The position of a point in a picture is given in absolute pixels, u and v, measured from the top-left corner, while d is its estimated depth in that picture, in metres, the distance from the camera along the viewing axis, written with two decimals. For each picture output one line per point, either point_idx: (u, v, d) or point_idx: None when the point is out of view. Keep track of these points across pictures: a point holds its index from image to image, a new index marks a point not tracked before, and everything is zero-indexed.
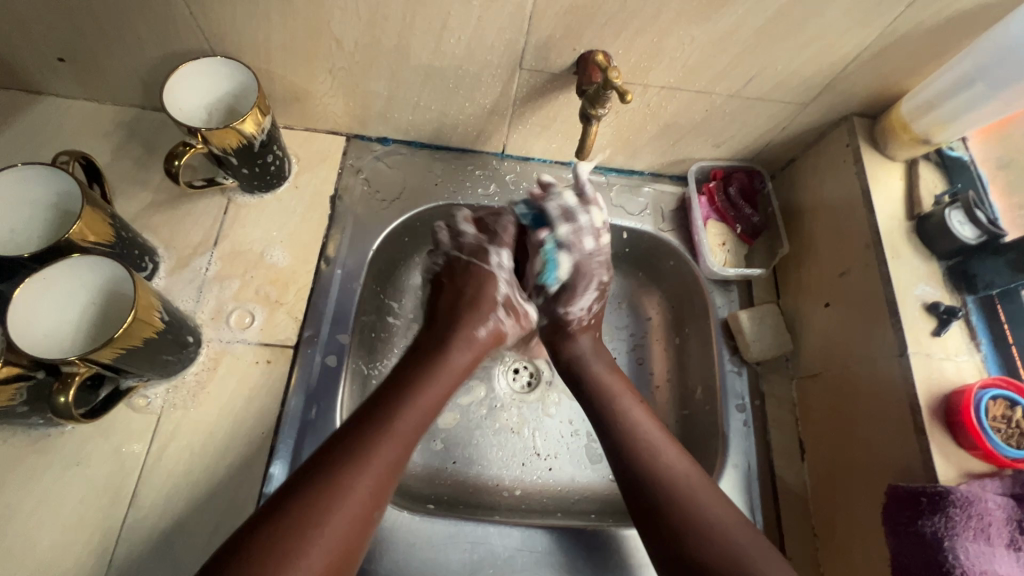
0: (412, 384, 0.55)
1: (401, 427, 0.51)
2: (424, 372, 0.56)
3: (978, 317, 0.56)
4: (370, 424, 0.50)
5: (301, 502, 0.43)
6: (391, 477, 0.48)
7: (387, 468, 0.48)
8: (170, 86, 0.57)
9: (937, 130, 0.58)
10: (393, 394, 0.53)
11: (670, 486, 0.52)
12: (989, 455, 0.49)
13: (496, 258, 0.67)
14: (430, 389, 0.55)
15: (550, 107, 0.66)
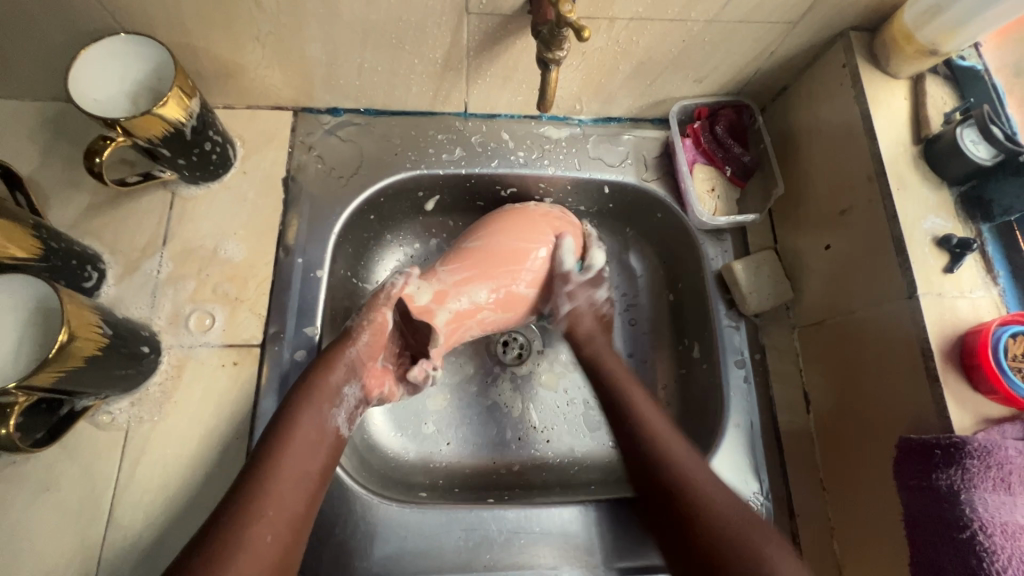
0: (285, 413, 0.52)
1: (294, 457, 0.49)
2: (309, 383, 0.53)
3: (994, 247, 0.51)
4: (264, 463, 0.49)
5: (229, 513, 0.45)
6: (306, 502, 0.49)
7: (280, 502, 0.47)
8: (76, 74, 0.51)
9: (945, 38, 0.51)
10: (278, 426, 0.51)
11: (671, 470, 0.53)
12: (1008, 399, 0.45)
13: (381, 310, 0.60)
14: (311, 405, 0.52)
15: (509, 55, 0.59)
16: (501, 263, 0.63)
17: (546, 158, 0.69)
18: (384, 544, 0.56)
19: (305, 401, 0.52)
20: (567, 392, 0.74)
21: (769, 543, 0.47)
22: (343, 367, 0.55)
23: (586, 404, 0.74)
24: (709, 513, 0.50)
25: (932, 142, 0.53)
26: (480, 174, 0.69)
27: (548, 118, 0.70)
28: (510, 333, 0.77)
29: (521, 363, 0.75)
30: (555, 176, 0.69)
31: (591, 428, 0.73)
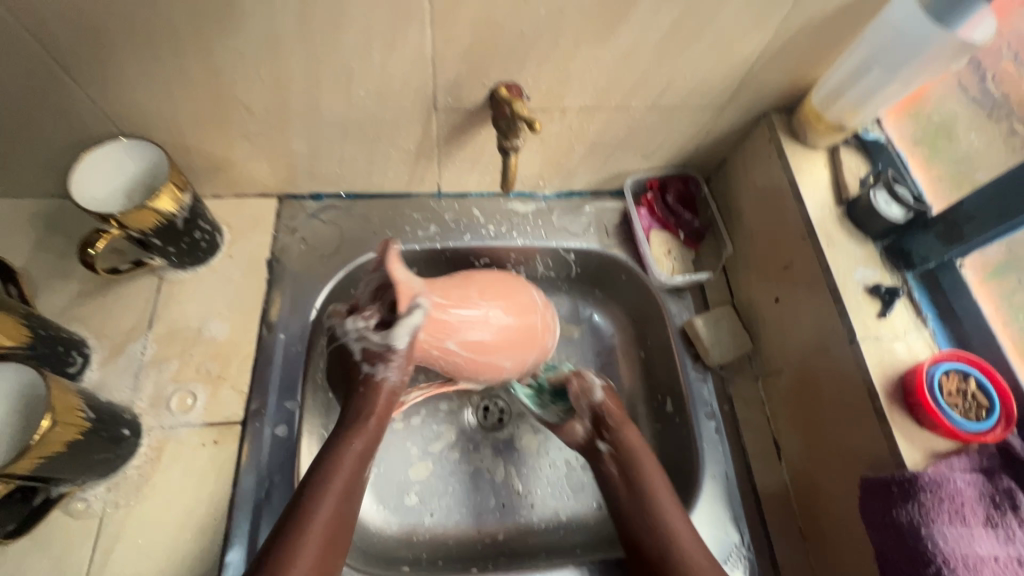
0: (317, 466, 0.54)
1: (329, 504, 0.52)
2: (342, 437, 0.57)
3: (920, 293, 0.56)
4: (312, 479, 0.53)
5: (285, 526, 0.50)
6: (343, 514, 0.53)
7: (323, 546, 0.50)
8: (76, 174, 0.55)
9: (848, 116, 0.59)
10: (312, 477, 0.53)
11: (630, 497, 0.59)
12: (951, 433, 0.48)
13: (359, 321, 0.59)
14: (346, 460, 0.55)
15: (475, 143, 0.66)
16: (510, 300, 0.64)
17: (515, 230, 0.75)
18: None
19: (337, 457, 0.55)
20: (548, 455, 0.75)
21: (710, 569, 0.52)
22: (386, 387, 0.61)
23: (568, 466, 0.74)
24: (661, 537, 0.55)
25: (852, 204, 0.59)
26: (455, 248, 0.74)
27: (516, 194, 0.77)
28: (490, 399, 0.78)
29: (502, 429, 0.76)
30: (524, 247, 0.74)
31: (574, 490, 0.73)
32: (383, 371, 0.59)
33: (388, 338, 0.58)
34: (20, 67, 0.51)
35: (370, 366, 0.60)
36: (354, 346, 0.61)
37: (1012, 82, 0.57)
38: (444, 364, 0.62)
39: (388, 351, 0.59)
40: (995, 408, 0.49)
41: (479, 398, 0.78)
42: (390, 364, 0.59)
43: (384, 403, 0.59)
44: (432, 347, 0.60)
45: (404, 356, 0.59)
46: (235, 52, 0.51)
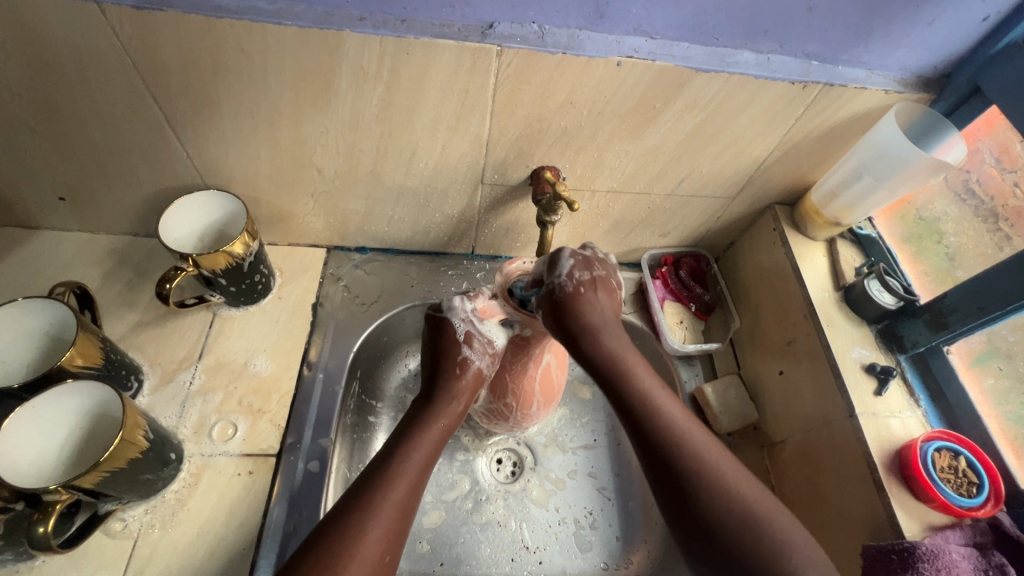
0: (383, 472, 0.52)
1: (392, 503, 0.50)
2: (409, 442, 0.55)
3: (913, 374, 0.62)
4: (364, 500, 0.49)
5: (326, 545, 0.46)
6: (391, 552, 0.48)
7: (382, 545, 0.48)
8: (165, 218, 0.63)
9: (844, 213, 0.68)
10: (377, 476, 0.51)
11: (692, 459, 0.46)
12: (945, 507, 0.52)
13: (461, 323, 0.62)
14: (410, 470, 0.52)
15: (512, 213, 0.74)
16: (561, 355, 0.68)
17: None
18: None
19: (404, 459, 0.53)
20: (558, 511, 0.77)
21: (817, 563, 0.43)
22: (451, 413, 0.58)
23: (577, 524, 0.76)
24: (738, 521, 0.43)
25: (849, 290, 0.66)
26: None
27: None
28: (503, 452, 0.81)
29: (513, 481, 0.79)
30: None
31: (582, 549, 0.75)
32: (474, 356, 0.61)
33: (492, 331, 0.63)
34: (135, 126, 0.59)
35: (467, 348, 0.61)
36: (459, 325, 0.61)
37: (998, 187, 0.64)
38: (511, 362, 0.64)
39: (489, 343, 0.62)
40: (983, 487, 0.53)
41: (494, 450, 0.81)
42: (488, 353, 0.62)
43: (467, 384, 0.60)
44: (520, 333, 0.62)
45: (497, 351, 0.63)
46: (322, 126, 0.60)
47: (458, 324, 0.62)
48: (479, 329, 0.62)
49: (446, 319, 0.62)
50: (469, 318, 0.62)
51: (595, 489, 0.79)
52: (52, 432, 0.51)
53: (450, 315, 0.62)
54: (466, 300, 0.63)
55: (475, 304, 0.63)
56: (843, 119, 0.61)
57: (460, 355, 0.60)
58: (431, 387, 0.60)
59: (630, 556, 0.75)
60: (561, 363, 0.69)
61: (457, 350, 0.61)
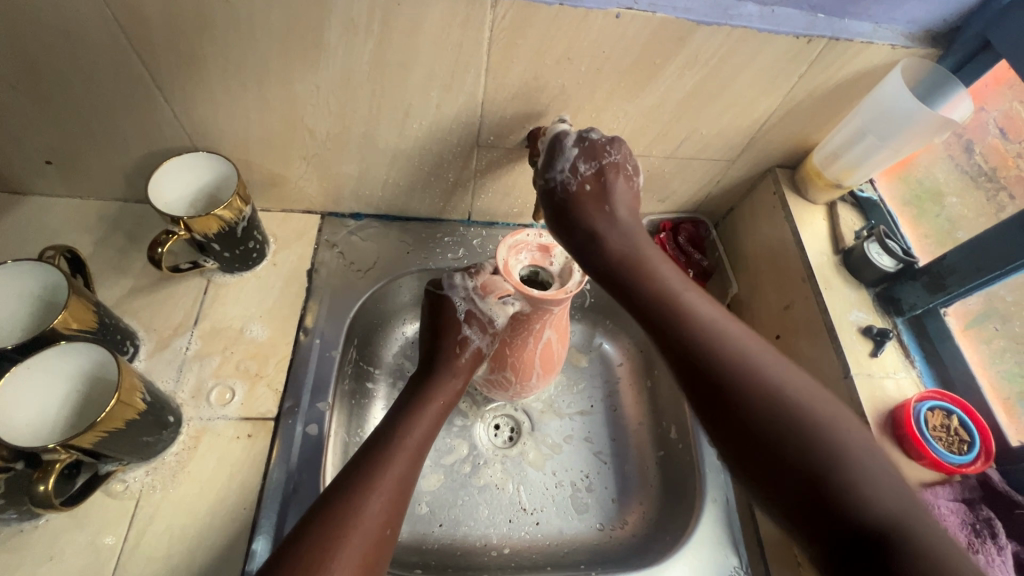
0: (379, 452, 0.54)
1: (390, 480, 0.51)
2: (406, 424, 0.57)
3: (909, 336, 0.62)
4: (370, 470, 0.51)
5: (327, 512, 0.47)
6: (394, 523, 0.50)
7: (385, 517, 0.49)
8: (154, 179, 0.62)
9: (846, 175, 0.66)
10: (377, 451, 0.54)
11: (733, 363, 0.47)
12: (936, 464, 0.52)
13: (461, 302, 0.65)
14: (405, 450, 0.54)
15: (508, 177, 0.73)
16: (564, 328, 0.65)
17: None
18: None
19: (399, 444, 0.54)
20: (555, 474, 0.78)
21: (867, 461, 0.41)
22: (450, 390, 0.62)
23: (574, 487, 0.78)
24: (794, 427, 0.43)
25: (848, 253, 0.65)
26: None
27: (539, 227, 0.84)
28: (501, 418, 0.82)
29: (512, 446, 0.80)
30: None
31: (579, 510, 0.76)
32: (474, 335, 0.64)
33: (490, 307, 0.63)
34: (120, 84, 0.57)
35: (467, 327, 0.64)
36: (460, 304, 0.65)
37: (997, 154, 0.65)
38: (512, 337, 0.63)
39: (488, 321, 0.64)
40: (975, 444, 0.53)
41: (491, 416, 0.82)
42: (487, 332, 0.64)
43: (466, 363, 0.63)
44: (520, 310, 0.60)
45: (498, 331, 0.64)
46: (312, 85, 0.58)
47: (460, 303, 0.65)
48: (478, 306, 0.64)
49: (444, 295, 0.66)
50: (470, 296, 0.65)
51: (592, 454, 0.80)
52: (45, 402, 0.51)
53: (450, 294, 0.66)
54: (463, 278, 0.65)
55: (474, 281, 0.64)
56: (850, 75, 0.59)
57: (460, 335, 0.64)
58: (436, 360, 0.63)
59: (626, 517, 0.76)
60: (564, 338, 0.67)
61: (457, 330, 0.64)
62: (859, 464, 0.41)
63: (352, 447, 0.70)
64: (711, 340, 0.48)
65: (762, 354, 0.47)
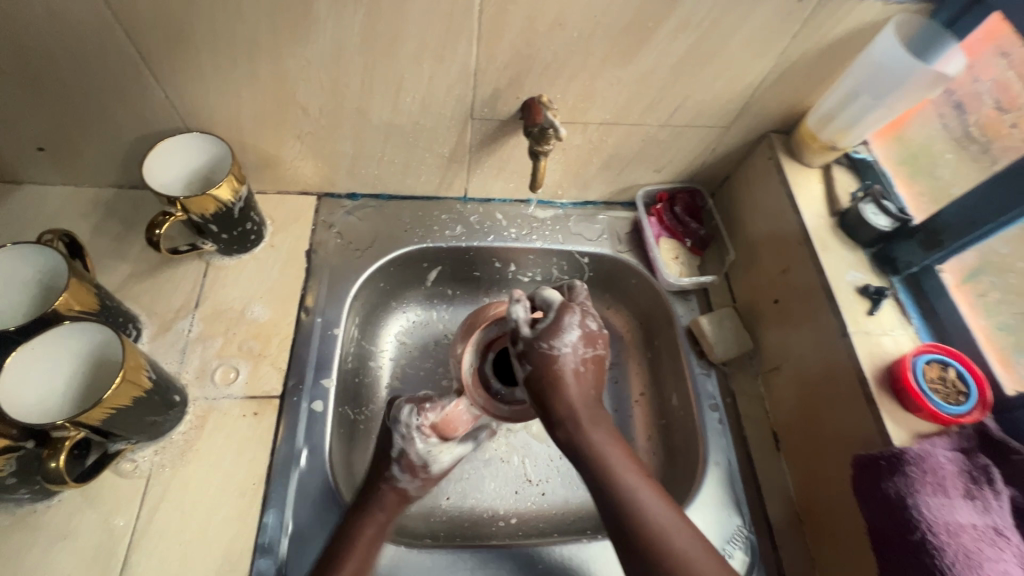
0: (336, 554, 0.55)
1: None
2: (354, 519, 0.57)
3: (905, 294, 0.63)
4: None
5: None
6: None
7: None
8: (149, 161, 0.62)
9: (840, 136, 0.66)
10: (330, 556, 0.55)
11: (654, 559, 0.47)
12: (934, 415, 0.53)
13: (404, 417, 0.63)
14: (358, 548, 0.55)
15: (503, 151, 0.73)
16: None
17: (534, 234, 0.82)
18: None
19: (354, 533, 0.56)
20: (558, 445, 0.79)
21: None
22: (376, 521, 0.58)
23: None
24: None
25: (844, 214, 0.66)
26: (478, 246, 0.80)
27: (535, 201, 0.84)
28: None
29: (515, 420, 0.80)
30: (542, 249, 0.81)
31: (584, 480, 0.77)
32: (406, 483, 0.62)
33: (427, 450, 0.64)
34: (109, 65, 0.57)
35: (399, 472, 0.62)
36: (398, 442, 0.63)
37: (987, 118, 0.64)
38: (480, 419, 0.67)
39: (422, 467, 0.63)
40: (971, 394, 0.55)
41: None
42: (417, 476, 0.63)
43: (394, 500, 0.60)
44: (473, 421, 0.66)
45: (430, 474, 0.64)
46: (303, 60, 0.58)
47: (398, 443, 0.63)
48: (415, 450, 0.63)
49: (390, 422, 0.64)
50: (421, 436, 0.63)
51: None
52: (40, 383, 0.51)
53: (396, 434, 0.64)
54: (413, 415, 0.64)
55: (423, 420, 0.64)
56: (843, 34, 0.59)
57: (387, 472, 0.62)
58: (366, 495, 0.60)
59: None
60: None
61: (393, 446, 0.63)
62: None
63: (357, 424, 0.72)
64: (633, 509, 0.50)
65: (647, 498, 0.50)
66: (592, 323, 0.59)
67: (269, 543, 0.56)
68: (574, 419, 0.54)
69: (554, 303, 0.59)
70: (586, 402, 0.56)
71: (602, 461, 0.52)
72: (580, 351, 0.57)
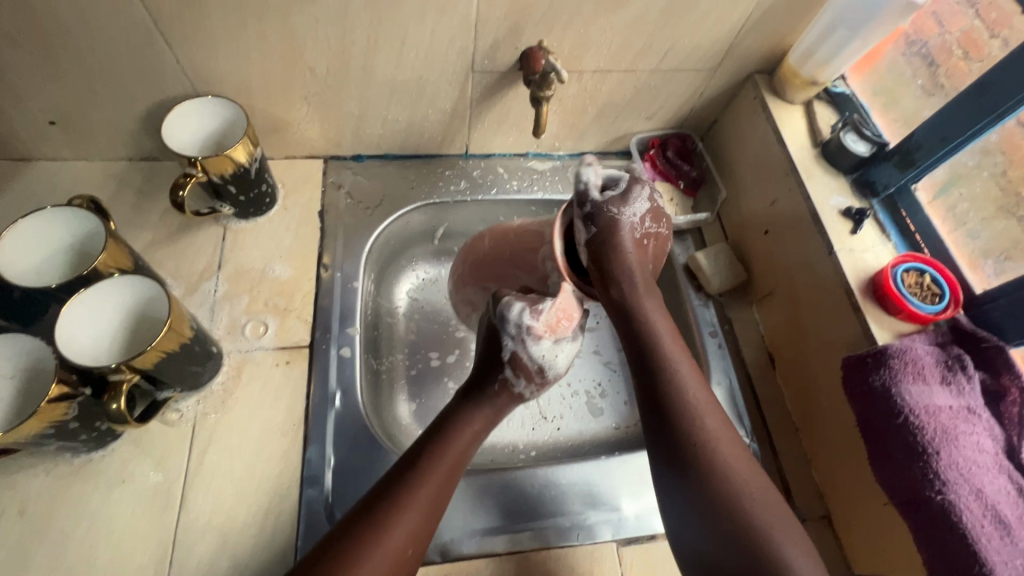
0: (419, 464, 0.53)
1: (425, 496, 0.51)
2: (441, 440, 0.55)
3: (884, 214, 0.68)
4: (401, 488, 0.51)
5: (354, 535, 0.47)
6: (423, 533, 0.50)
7: (408, 538, 0.49)
8: (168, 124, 0.65)
9: (820, 71, 0.71)
10: (417, 465, 0.53)
11: (697, 448, 0.51)
12: (912, 316, 0.59)
13: (517, 316, 0.59)
14: (440, 470, 0.53)
15: (503, 104, 0.76)
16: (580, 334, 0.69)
17: (536, 185, 0.86)
18: (450, 516, 0.63)
19: (434, 457, 0.53)
20: (569, 384, 0.84)
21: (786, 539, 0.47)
22: (472, 431, 0.57)
23: (588, 394, 0.84)
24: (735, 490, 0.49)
25: (826, 145, 0.71)
26: (483, 200, 0.84)
27: (534, 154, 0.87)
28: None
29: None
30: (543, 199, 0.85)
31: (595, 413, 0.83)
32: (524, 387, 0.61)
33: (544, 353, 0.60)
34: (122, 32, 0.58)
35: (512, 371, 0.60)
36: (510, 343, 0.59)
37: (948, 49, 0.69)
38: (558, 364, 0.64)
39: (537, 370, 0.60)
40: (945, 295, 0.61)
41: None
42: (533, 381, 0.61)
43: (506, 398, 0.60)
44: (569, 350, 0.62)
45: (546, 379, 0.62)
46: (311, 18, 0.60)
47: (512, 346, 0.59)
48: (530, 353, 0.59)
49: (502, 312, 0.59)
50: (523, 342, 0.59)
51: (601, 364, 0.87)
52: (83, 340, 0.53)
53: (508, 336, 0.59)
54: (531, 318, 0.58)
55: (535, 321, 0.59)
56: None
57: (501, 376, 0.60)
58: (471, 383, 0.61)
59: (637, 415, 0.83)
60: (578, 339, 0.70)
61: (506, 346, 0.60)
62: (752, 512, 0.48)
63: (380, 373, 0.77)
64: (690, 412, 0.53)
65: (701, 401, 0.54)
66: (654, 205, 0.63)
67: (313, 476, 0.61)
68: (633, 302, 0.58)
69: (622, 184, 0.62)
70: (645, 282, 0.59)
71: (665, 360, 0.56)
72: (645, 223, 0.61)
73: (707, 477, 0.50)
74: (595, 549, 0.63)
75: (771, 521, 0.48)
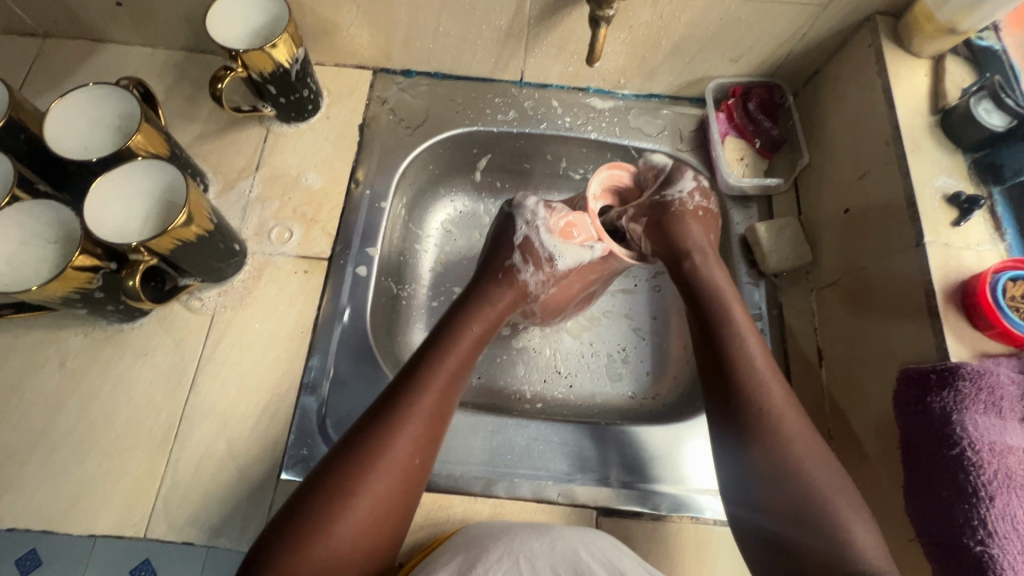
0: (410, 377, 0.52)
1: (423, 407, 0.51)
2: (434, 355, 0.54)
3: (1004, 208, 0.55)
4: (404, 398, 0.51)
5: (358, 442, 0.48)
6: (432, 441, 0.51)
7: (413, 446, 0.49)
8: (212, 16, 0.63)
9: (962, 17, 0.56)
10: (411, 378, 0.52)
11: (772, 426, 0.51)
12: (1005, 334, 0.48)
13: (530, 207, 0.62)
14: (432, 389, 0.52)
15: (564, 26, 0.68)
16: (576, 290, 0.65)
17: (590, 124, 0.78)
18: None
19: (429, 372, 0.53)
20: (592, 344, 0.80)
21: (850, 517, 0.47)
22: (469, 337, 0.57)
23: (610, 357, 0.79)
24: (808, 480, 0.48)
25: (949, 112, 0.57)
26: (530, 134, 0.77)
27: (595, 90, 0.79)
28: None
29: None
30: (596, 141, 0.77)
31: (613, 378, 0.78)
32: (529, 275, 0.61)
33: (555, 244, 0.61)
34: None
35: (518, 256, 0.62)
36: (519, 228, 0.62)
37: None
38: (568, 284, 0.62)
39: (547, 259, 0.61)
40: None
41: None
42: (541, 270, 0.61)
43: (506, 295, 0.61)
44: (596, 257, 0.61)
45: (555, 272, 0.61)
46: None
47: (519, 232, 0.62)
48: (539, 237, 0.61)
49: (513, 205, 0.64)
50: (535, 227, 0.62)
51: (630, 328, 0.81)
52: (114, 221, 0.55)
53: (516, 217, 0.63)
54: (541, 208, 0.62)
55: (548, 213, 0.62)
56: None
57: (506, 262, 0.62)
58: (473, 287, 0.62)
59: (657, 389, 0.77)
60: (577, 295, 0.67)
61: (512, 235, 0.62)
62: (830, 505, 0.48)
63: (398, 299, 0.75)
64: (756, 394, 0.53)
65: (777, 394, 0.53)
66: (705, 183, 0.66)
67: (312, 383, 0.62)
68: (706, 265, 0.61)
69: (667, 167, 0.66)
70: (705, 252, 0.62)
71: (731, 329, 0.57)
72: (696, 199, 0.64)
73: (785, 471, 0.49)
74: (575, 512, 0.60)
75: (816, 486, 0.48)
